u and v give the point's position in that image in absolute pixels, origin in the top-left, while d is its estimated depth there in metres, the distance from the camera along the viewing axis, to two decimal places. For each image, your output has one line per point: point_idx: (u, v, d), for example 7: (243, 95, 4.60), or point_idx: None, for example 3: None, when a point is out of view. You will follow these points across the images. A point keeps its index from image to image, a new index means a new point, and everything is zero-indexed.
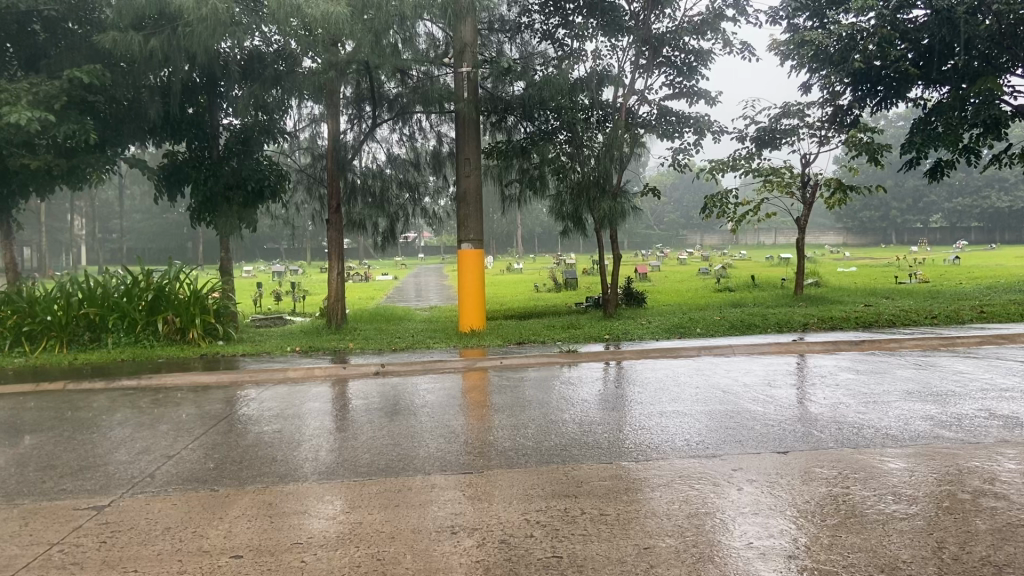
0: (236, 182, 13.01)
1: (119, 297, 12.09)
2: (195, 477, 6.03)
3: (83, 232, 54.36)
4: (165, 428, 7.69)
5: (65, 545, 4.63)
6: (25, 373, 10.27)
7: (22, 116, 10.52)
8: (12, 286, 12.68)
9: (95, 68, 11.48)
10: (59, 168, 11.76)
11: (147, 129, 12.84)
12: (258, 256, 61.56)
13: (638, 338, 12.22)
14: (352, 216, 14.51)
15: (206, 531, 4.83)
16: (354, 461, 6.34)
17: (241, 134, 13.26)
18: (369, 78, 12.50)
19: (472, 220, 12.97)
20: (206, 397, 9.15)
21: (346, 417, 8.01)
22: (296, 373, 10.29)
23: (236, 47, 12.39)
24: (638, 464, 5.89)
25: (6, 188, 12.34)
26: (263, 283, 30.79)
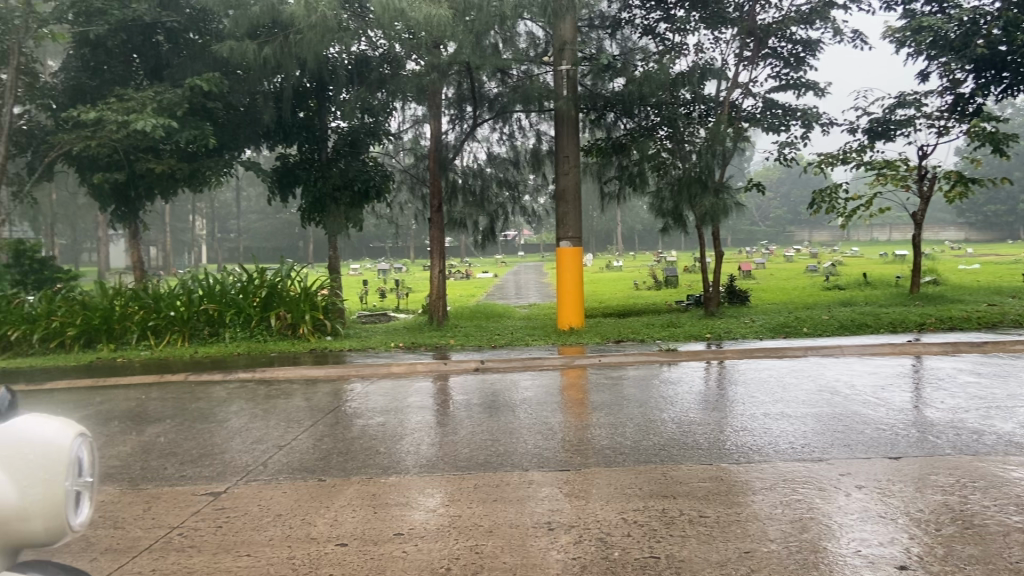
0: (343, 183, 13.50)
1: (235, 294, 12.73)
2: (304, 466, 6.30)
3: (203, 232, 57.46)
4: (277, 419, 8.05)
5: (185, 529, 4.93)
6: (152, 365, 10.97)
7: (148, 123, 11.28)
8: (139, 283, 13.56)
9: (213, 76, 12.16)
10: (181, 172, 12.53)
11: (261, 134, 13.49)
12: (365, 254, 63.52)
13: (741, 338, 11.91)
14: (453, 215, 14.76)
15: (313, 519, 5.04)
16: (453, 455, 6.47)
17: (348, 136, 13.72)
18: (470, 78, 12.65)
19: (570, 218, 12.96)
20: (315, 390, 9.53)
21: (446, 412, 8.20)
22: (399, 369, 10.57)
23: (343, 52, 12.61)
24: (739, 466, 5.76)
25: (134, 191, 13.20)
26: (368, 280, 31.72)
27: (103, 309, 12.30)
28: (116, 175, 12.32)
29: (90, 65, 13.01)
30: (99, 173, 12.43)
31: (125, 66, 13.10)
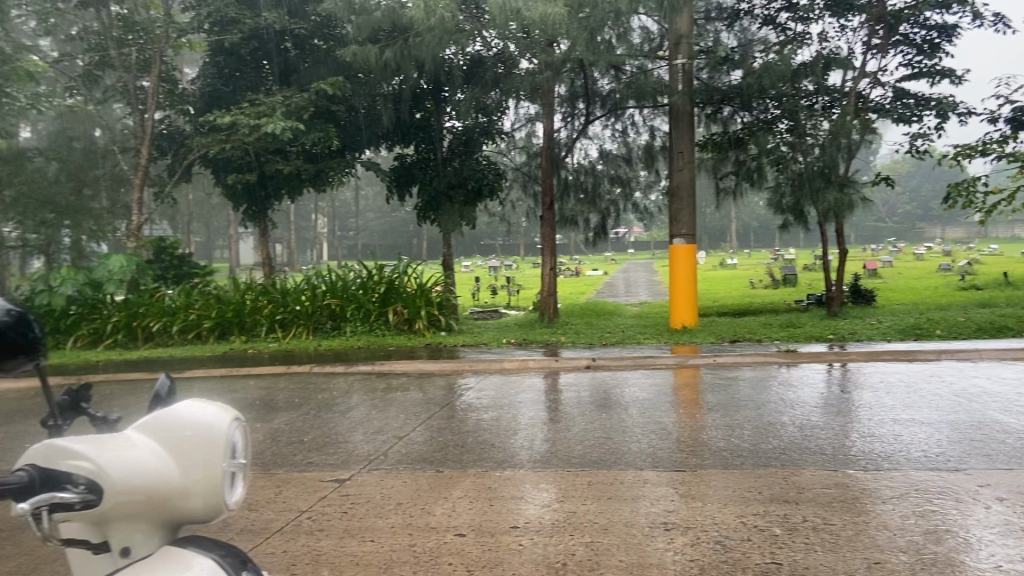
0: (458, 181, 13.80)
1: (356, 290, 13.23)
2: (422, 457, 6.48)
3: (324, 230, 59.89)
4: (395, 411, 8.32)
5: (313, 513, 5.18)
6: (280, 356, 11.57)
7: (277, 126, 11.91)
8: (268, 278, 14.29)
9: (337, 80, 12.67)
10: (306, 173, 13.14)
11: (380, 134, 13.91)
12: (477, 252, 64.45)
13: (866, 339, 11.38)
14: (565, 212, 14.81)
15: (432, 509, 5.18)
16: (567, 452, 6.49)
17: (462, 136, 13.98)
18: (584, 76, 12.65)
19: (684, 215, 12.73)
20: (430, 384, 9.78)
21: (558, 408, 8.23)
22: (511, 364, 10.68)
23: (459, 53, 12.87)
24: (866, 473, 5.52)
25: (264, 191, 13.93)
26: (480, 278, 32.20)
27: (235, 303, 13.04)
28: (247, 176, 13.07)
29: (224, 72, 13.81)
30: (232, 174, 13.22)
31: (255, 73, 13.82)
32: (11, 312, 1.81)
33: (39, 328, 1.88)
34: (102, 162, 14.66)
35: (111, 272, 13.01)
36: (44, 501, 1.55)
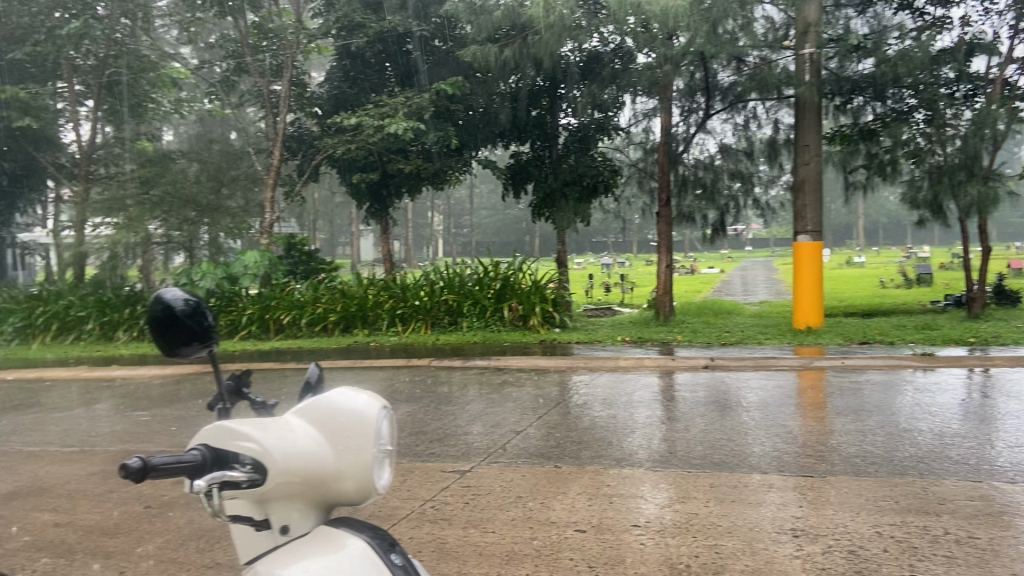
0: (573, 178, 13.77)
1: (473, 286, 13.46)
2: (540, 452, 6.53)
3: (439, 227, 61.22)
4: (511, 405, 8.42)
5: (436, 502, 5.31)
6: (399, 350, 11.92)
7: (399, 127, 12.32)
8: (388, 274, 14.76)
9: (457, 80, 12.98)
10: (426, 171, 13.53)
11: (497, 133, 14.08)
12: (589, 249, 64.23)
13: (1011, 344, 10.59)
14: (682, 208, 14.55)
15: (551, 504, 5.21)
16: (687, 452, 6.38)
17: (578, 133, 13.95)
18: (704, 69, 12.40)
19: (810, 210, 12.25)
20: (544, 380, 9.83)
21: (676, 408, 8.10)
22: (626, 363, 10.59)
23: (576, 49, 12.80)
24: (1014, 487, 5.15)
25: (386, 189, 14.39)
26: (593, 274, 32.13)
27: (358, 297, 13.53)
28: (371, 176, 13.68)
29: (349, 74, 14.36)
30: (357, 174, 13.86)
31: (378, 75, 14.29)
32: (188, 302, 2.02)
33: (212, 317, 2.08)
34: (239, 162, 15.26)
35: (246, 267, 13.79)
36: (209, 480, 1.69)
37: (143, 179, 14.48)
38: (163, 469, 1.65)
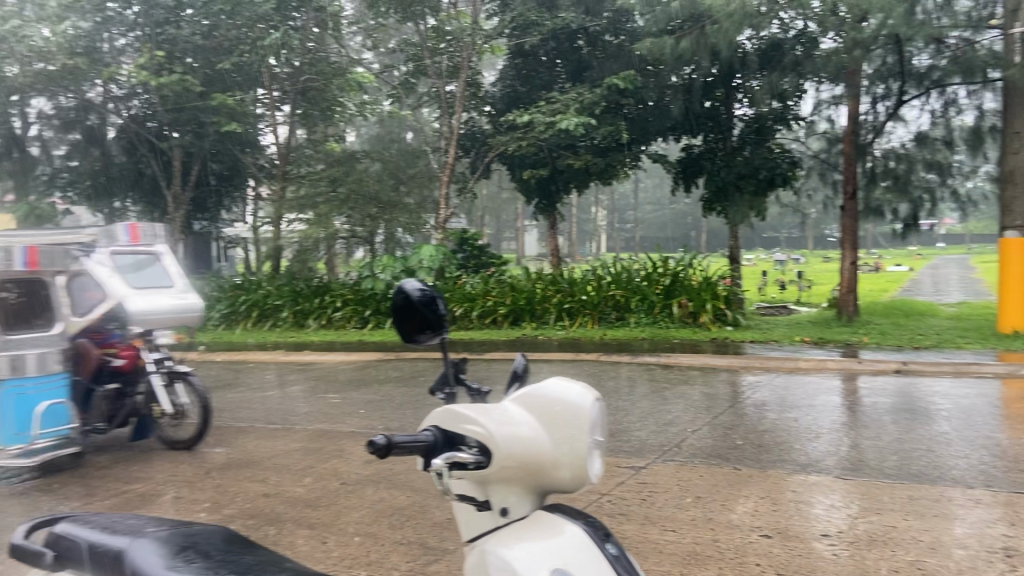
0: (748, 171, 13.33)
1: (641, 281, 13.34)
2: (717, 453, 6.38)
3: (603, 222, 61.15)
4: (684, 404, 8.28)
5: (613, 497, 5.33)
6: (567, 344, 12.03)
7: (571, 122, 12.40)
8: (556, 268, 14.92)
9: (630, 74, 12.83)
10: (595, 166, 13.59)
11: (669, 126, 13.89)
12: (760, 245, 61.72)
13: None
14: (870, 202, 13.65)
15: (731, 507, 5.08)
16: (877, 462, 6.01)
17: (754, 124, 13.41)
18: (898, 52, 11.66)
19: (1020, 203, 11.18)
20: (716, 379, 9.59)
21: (862, 413, 7.64)
22: (805, 364, 10.11)
23: (754, 37, 12.37)
24: None
25: (555, 185, 14.59)
26: (766, 271, 30.88)
27: (527, 291, 13.80)
28: (542, 171, 13.94)
29: (521, 73, 14.82)
30: (528, 170, 14.25)
31: (550, 71, 14.59)
32: (423, 291, 2.12)
33: (445, 306, 2.17)
34: (417, 161, 16.07)
35: (421, 261, 14.25)
36: (440, 461, 1.84)
37: (331, 178, 15.52)
38: (403, 446, 1.83)
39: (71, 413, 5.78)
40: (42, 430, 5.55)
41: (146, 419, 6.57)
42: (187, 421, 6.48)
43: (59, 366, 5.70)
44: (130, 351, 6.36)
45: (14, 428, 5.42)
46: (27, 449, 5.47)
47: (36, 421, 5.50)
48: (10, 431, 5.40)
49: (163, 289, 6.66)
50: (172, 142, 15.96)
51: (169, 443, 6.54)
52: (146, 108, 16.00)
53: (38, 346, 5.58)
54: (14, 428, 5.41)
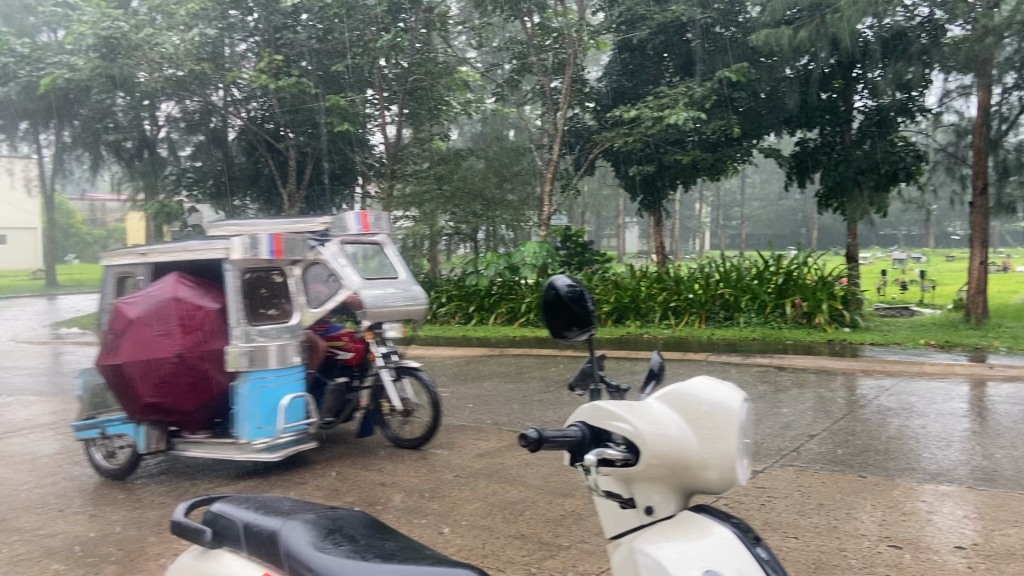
0: (868, 166, 12.80)
1: (751, 280, 12.97)
2: (838, 459, 6.13)
3: (707, 219, 59.78)
4: (801, 407, 8.00)
5: (730, 500, 5.20)
6: (673, 343, 11.84)
7: (681, 118, 12.20)
8: (662, 266, 14.71)
9: (742, 67, 12.48)
10: (704, 161, 13.36)
11: (783, 120, 13.39)
12: (875, 243, 58.85)
13: None
14: (1003, 198, 12.77)
15: (857, 515, 4.88)
16: (1017, 473, 5.63)
17: (876, 116, 12.89)
18: None
19: None
20: (833, 382, 9.21)
21: (998, 422, 7.18)
22: (931, 369, 9.58)
23: (875, 26, 11.94)
24: None
25: (661, 182, 14.36)
26: (884, 270, 29.41)
27: (632, 289, 13.67)
28: (648, 167, 13.79)
29: (629, 68, 14.67)
30: (634, 166, 14.12)
31: (656, 65, 14.43)
32: (572, 287, 2.28)
33: (593, 305, 2.31)
34: (520, 158, 16.14)
35: (525, 258, 14.32)
36: (589, 457, 1.86)
37: (438, 176, 15.83)
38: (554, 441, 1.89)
39: (311, 408, 5.84)
40: (286, 424, 5.63)
41: (374, 415, 6.56)
42: (416, 417, 6.42)
43: (298, 359, 5.77)
44: (360, 343, 6.40)
45: (260, 420, 5.49)
46: (272, 444, 5.52)
47: (282, 415, 5.58)
48: (255, 424, 5.47)
49: (388, 282, 6.64)
50: (289, 142, 16.65)
51: (398, 441, 6.50)
52: (264, 110, 16.76)
53: (281, 337, 5.61)
54: (259, 421, 5.49)
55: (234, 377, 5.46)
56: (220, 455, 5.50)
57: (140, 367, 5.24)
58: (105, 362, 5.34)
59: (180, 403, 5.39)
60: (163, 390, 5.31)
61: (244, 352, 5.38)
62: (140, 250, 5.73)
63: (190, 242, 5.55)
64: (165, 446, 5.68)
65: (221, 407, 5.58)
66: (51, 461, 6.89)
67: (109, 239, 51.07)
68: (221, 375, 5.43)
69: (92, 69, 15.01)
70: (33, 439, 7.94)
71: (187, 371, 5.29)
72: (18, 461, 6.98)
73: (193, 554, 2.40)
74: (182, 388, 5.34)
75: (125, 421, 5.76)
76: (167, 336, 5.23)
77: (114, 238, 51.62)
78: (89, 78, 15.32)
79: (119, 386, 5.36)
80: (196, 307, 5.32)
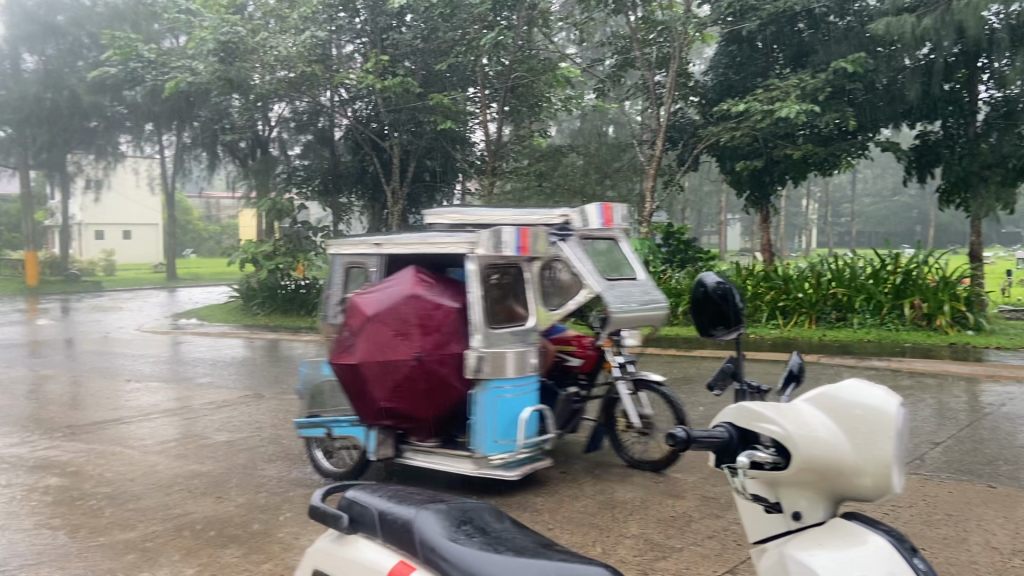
0: (995, 160, 12.01)
1: (865, 279, 12.42)
2: (967, 469, 5.79)
3: (814, 216, 57.53)
4: (923, 413, 7.60)
5: None
6: (781, 344, 11.49)
7: (793, 110, 11.80)
8: (769, 264, 14.26)
9: (859, 57, 11.95)
10: (817, 156, 12.82)
11: (902, 111, 12.81)
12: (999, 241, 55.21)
13: None
14: None
15: (990, 527, 4.59)
16: None
17: (1003, 107, 12.10)
18: None
19: None
20: (957, 387, 8.71)
21: None
22: None
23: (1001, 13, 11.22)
24: None
25: (768, 177, 13.92)
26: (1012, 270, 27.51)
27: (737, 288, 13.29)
28: (756, 163, 13.34)
29: (736, 60, 14.37)
30: (741, 161, 13.69)
31: (765, 58, 14.01)
32: (719, 283, 2.33)
33: (739, 300, 2.37)
34: (621, 154, 16.28)
35: None
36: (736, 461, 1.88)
37: (538, 172, 15.91)
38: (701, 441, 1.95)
39: (546, 419, 5.50)
40: (524, 437, 5.30)
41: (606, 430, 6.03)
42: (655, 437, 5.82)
43: (534, 367, 5.41)
44: (594, 352, 5.92)
45: (497, 434, 5.17)
46: (511, 459, 5.21)
47: (520, 428, 5.26)
48: (492, 438, 5.16)
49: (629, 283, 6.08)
50: (393, 141, 17.02)
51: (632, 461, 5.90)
52: (370, 110, 17.19)
53: (518, 343, 5.28)
54: (497, 434, 5.17)
55: (472, 385, 5.18)
56: (451, 469, 5.22)
57: (378, 368, 5.03)
58: (339, 361, 5.14)
59: (414, 408, 5.16)
60: (400, 393, 5.10)
61: (484, 358, 5.10)
62: (378, 240, 5.64)
63: (432, 235, 5.38)
64: (392, 452, 5.39)
65: (456, 415, 5.30)
66: (178, 445, 7.29)
67: (222, 235, 53.58)
68: (458, 381, 5.15)
69: (211, 73, 15.77)
70: (161, 423, 8.42)
71: (424, 375, 5.04)
72: (149, 444, 7.42)
73: (330, 537, 2.47)
74: (419, 394, 5.11)
75: (353, 423, 5.61)
76: (406, 337, 5.00)
77: (226, 233, 54.13)
78: (208, 81, 16.09)
79: (355, 389, 5.19)
80: (435, 307, 5.08)
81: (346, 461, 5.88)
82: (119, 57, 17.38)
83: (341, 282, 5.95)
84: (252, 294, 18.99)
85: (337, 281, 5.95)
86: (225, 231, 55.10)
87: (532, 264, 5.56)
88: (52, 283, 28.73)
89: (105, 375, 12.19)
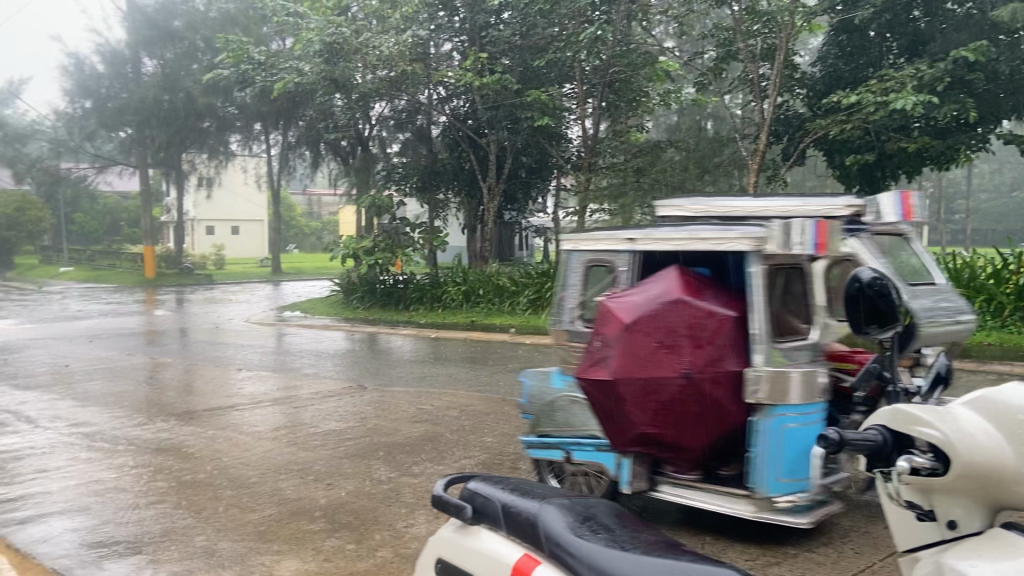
0: None
1: (986, 280, 11.73)
2: None
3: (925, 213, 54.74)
4: None
5: None
6: None
7: (909, 102, 11.26)
8: None
9: (982, 45, 11.27)
10: (934, 148, 12.27)
11: None
12: None
13: None
14: None
15: None
16: None
17: None
18: None
19: None
20: None
21: None
22: None
23: None
24: None
25: (879, 172, 13.39)
26: None
27: None
28: (868, 156, 12.79)
29: (845, 50, 13.90)
30: (851, 155, 13.14)
31: (878, 46, 13.52)
32: None
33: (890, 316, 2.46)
34: (722, 149, 15.50)
35: None
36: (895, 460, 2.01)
37: (636, 168, 15.63)
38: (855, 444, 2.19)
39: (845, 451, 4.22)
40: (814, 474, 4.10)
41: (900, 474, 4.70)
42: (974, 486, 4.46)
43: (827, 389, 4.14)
44: None
45: (781, 470, 3.99)
46: (800, 504, 4.03)
47: (811, 463, 4.05)
48: (776, 475, 3.99)
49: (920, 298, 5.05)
50: (490, 138, 17.15)
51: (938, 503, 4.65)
52: (468, 107, 17.38)
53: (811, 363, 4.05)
54: (781, 472, 3.99)
55: (752, 410, 4.01)
56: (723, 511, 4.12)
57: (637, 388, 3.95)
58: (588, 375, 4.06)
59: (682, 436, 4.05)
60: (660, 419, 4.01)
61: (768, 380, 3.91)
62: (628, 235, 4.59)
63: (699, 228, 4.22)
64: (646, 485, 4.42)
65: (730, 445, 4.14)
66: (289, 433, 7.58)
67: (322, 231, 55.30)
68: (735, 407, 3.99)
69: (317, 73, 16.27)
70: (272, 411, 8.76)
71: (696, 398, 3.92)
72: (262, 430, 7.74)
73: (452, 527, 2.50)
74: (687, 419, 4.00)
75: (601, 447, 4.59)
76: (674, 349, 3.88)
77: (327, 229, 55.82)
78: (314, 82, 16.62)
79: (604, 410, 4.14)
80: (709, 312, 3.89)
81: (588, 492, 4.84)
82: (231, 60, 18.15)
83: (579, 284, 5.06)
84: (353, 288, 19.55)
85: (576, 281, 5.06)
86: (326, 227, 56.81)
87: (817, 262, 4.32)
88: (167, 275, 30.36)
89: (218, 364, 12.79)
